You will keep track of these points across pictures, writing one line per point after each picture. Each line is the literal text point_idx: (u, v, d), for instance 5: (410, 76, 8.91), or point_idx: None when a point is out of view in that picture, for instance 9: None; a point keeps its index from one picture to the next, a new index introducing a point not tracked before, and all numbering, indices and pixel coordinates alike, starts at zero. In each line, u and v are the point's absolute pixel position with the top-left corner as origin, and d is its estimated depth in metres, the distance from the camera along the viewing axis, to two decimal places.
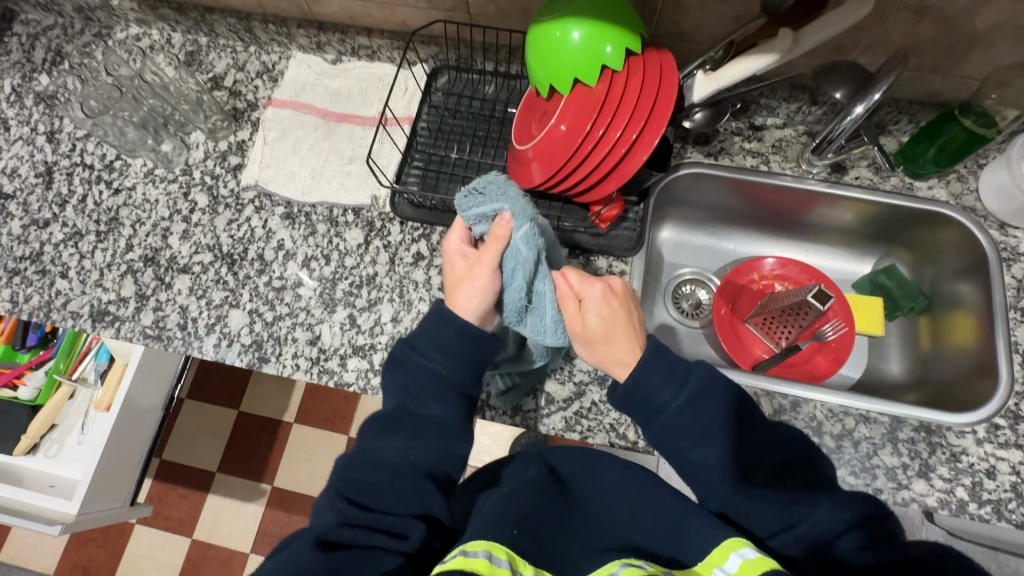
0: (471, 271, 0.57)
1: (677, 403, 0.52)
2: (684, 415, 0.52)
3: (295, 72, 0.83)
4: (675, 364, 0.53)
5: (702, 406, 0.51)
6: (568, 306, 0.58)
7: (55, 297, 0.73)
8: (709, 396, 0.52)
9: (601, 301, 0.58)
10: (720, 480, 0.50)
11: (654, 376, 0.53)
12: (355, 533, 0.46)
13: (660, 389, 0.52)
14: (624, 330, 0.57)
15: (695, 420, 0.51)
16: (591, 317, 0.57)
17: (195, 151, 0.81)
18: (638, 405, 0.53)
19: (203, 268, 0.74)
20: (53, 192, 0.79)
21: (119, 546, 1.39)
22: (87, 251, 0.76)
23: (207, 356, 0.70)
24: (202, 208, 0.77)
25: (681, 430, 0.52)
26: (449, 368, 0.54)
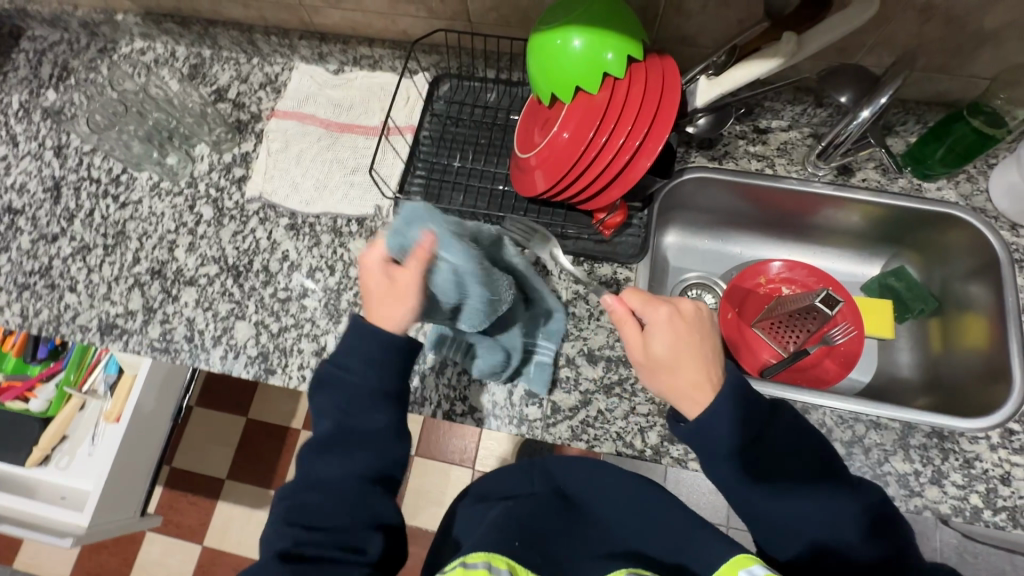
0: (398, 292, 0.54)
1: (742, 441, 0.50)
2: (747, 452, 0.50)
3: (298, 83, 0.83)
4: (738, 398, 0.51)
5: (763, 437, 0.50)
6: (627, 329, 0.56)
7: (63, 312, 0.74)
8: (768, 431, 0.51)
9: (667, 325, 0.55)
10: (760, 509, 0.50)
11: (722, 409, 0.50)
12: (317, 551, 0.49)
13: (725, 426, 0.50)
14: (698, 357, 0.53)
15: (757, 456, 0.50)
16: (660, 343, 0.54)
17: (200, 164, 0.81)
18: (702, 440, 0.50)
19: (209, 280, 0.74)
20: (61, 206, 0.80)
21: (131, 553, 1.41)
22: (95, 265, 0.76)
23: (213, 368, 0.70)
24: (207, 221, 0.78)
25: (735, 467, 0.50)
26: (381, 380, 0.54)
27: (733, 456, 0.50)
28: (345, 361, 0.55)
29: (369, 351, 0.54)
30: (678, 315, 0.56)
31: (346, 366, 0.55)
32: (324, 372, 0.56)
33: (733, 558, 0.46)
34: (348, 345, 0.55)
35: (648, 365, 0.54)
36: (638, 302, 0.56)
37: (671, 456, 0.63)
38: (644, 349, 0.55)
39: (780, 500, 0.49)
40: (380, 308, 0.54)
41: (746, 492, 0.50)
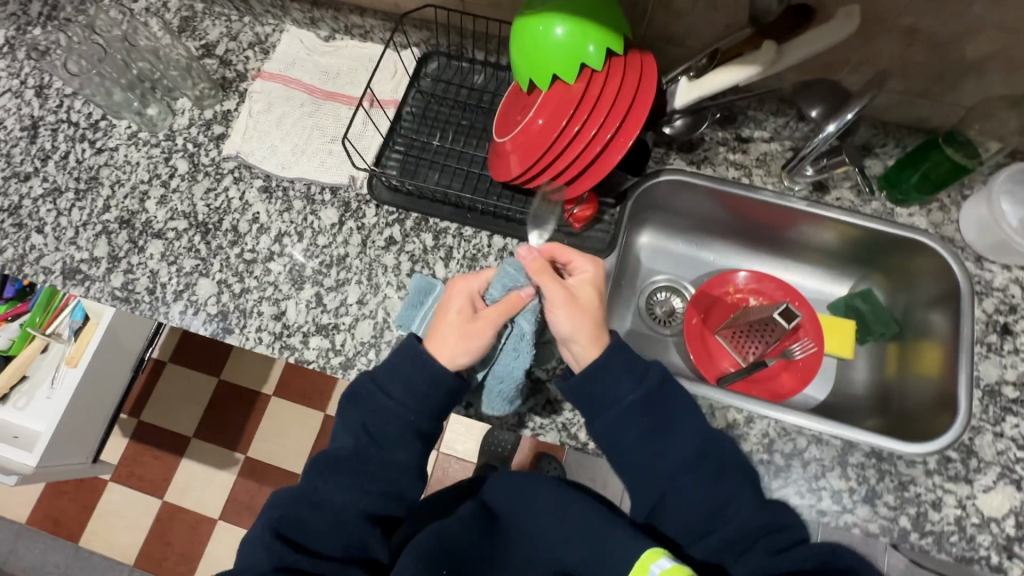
0: (473, 327, 0.58)
1: (631, 399, 0.55)
2: (634, 409, 0.55)
3: (287, 46, 0.83)
4: (632, 362, 0.57)
5: (655, 400, 0.56)
6: (545, 280, 0.60)
7: (28, 252, 0.74)
8: (660, 398, 0.56)
9: (590, 280, 0.61)
10: (669, 470, 0.54)
11: (616, 369, 0.56)
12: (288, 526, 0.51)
13: (612, 386, 0.56)
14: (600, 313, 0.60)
15: (646, 413, 0.55)
16: (584, 289, 0.61)
17: (180, 117, 0.81)
18: (590, 396, 0.56)
19: (176, 235, 0.74)
20: (36, 147, 0.80)
21: (90, 501, 1.42)
22: (65, 208, 0.76)
23: (172, 322, 0.70)
24: (181, 174, 0.77)
25: (636, 424, 0.55)
26: (415, 413, 0.57)
27: (621, 414, 0.55)
28: (390, 387, 0.57)
29: (417, 385, 0.57)
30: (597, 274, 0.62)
31: (389, 392, 0.57)
32: (355, 387, 0.59)
33: (646, 553, 0.49)
34: (391, 367, 0.58)
35: (572, 305, 0.59)
36: (568, 255, 0.62)
37: None
38: (570, 291, 0.60)
39: (664, 456, 0.54)
40: (448, 340, 0.58)
41: (635, 449, 0.55)
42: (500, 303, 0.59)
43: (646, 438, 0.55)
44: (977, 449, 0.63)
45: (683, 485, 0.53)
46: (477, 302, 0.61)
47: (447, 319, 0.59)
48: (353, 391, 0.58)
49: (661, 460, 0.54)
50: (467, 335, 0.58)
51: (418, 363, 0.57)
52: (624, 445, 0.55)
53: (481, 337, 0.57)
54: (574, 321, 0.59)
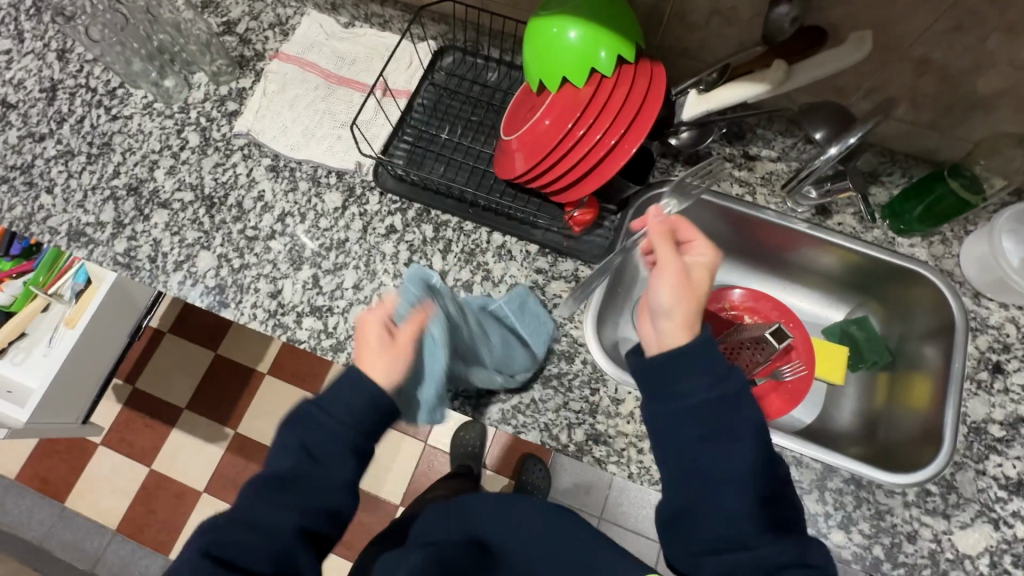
0: (394, 347, 0.55)
1: (702, 399, 0.52)
2: (698, 411, 0.52)
3: (306, 30, 0.84)
4: (720, 362, 0.53)
5: (729, 406, 0.52)
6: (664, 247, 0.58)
7: (35, 212, 0.75)
8: (738, 403, 0.52)
9: (701, 267, 0.59)
10: (715, 482, 0.52)
11: (697, 364, 0.53)
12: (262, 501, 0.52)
13: (688, 380, 0.53)
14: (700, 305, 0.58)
15: (712, 420, 0.52)
16: (696, 272, 0.59)
17: (196, 91, 0.82)
18: (661, 380, 0.53)
19: (182, 206, 0.75)
20: (53, 109, 0.81)
21: (79, 463, 1.43)
22: (76, 171, 0.77)
23: (170, 291, 0.71)
24: (191, 147, 0.78)
25: (693, 427, 0.52)
26: (356, 429, 0.54)
27: (687, 409, 0.53)
28: (330, 406, 0.54)
29: (355, 402, 0.53)
30: (708, 267, 0.59)
31: (329, 411, 0.54)
32: (296, 409, 0.55)
33: None
34: (334, 388, 0.54)
35: (683, 281, 0.57)
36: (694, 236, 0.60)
37: (592, 456, 0.64)
38: (685, 268, 0.58)
39: (717, 464, 0.52)
40: (378, 365, 0.55)
41: (690, 451, 0.52)
42: (411, 320, 0.57)
43: (709, 442, 0.52)
44: (958, 485, 0.63)
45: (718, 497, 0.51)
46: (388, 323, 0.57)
47: (364, 351, 0.56)
48: (293, 413, 0.55)
49: (712, 470, 0.52)
50: (388, 359, 0.55)
51: (354, 387, 0.54)
52: (680, 437, 0.53)
53: (397, 362, 0.55)
54: (676, 296, 0.56)
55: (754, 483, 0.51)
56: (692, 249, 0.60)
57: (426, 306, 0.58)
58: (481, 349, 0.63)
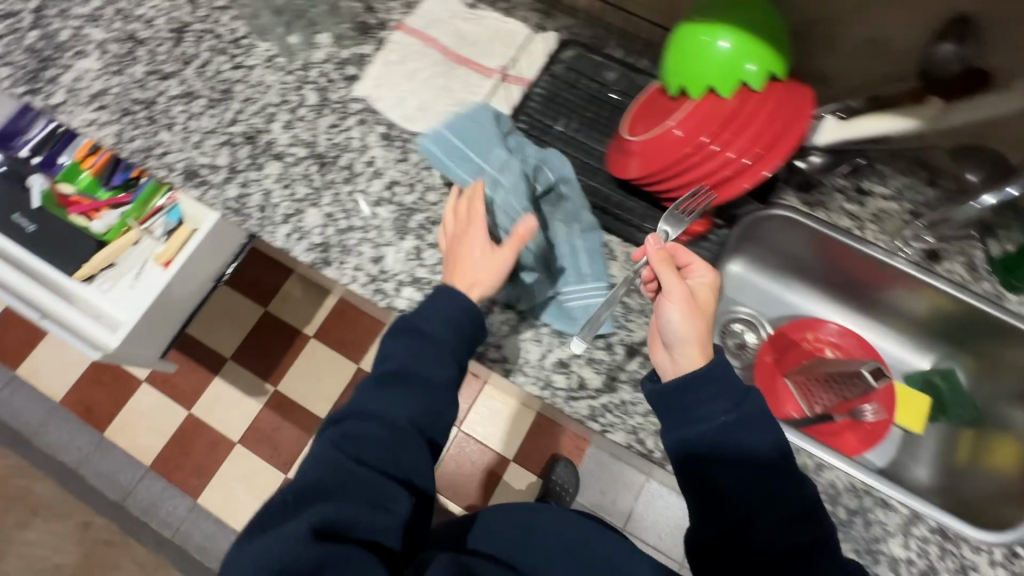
0: (492, 262, 0.61)
1: (723, 420, 0.55)
2: (722, 432, 0.55)
3: (432, 6, 0.85)
4: (734, 386, 0.56)
5: (746, 427, 0.55)
6: (666, 269, 0.60)
7: (152, 147, 0.77)
8: (755, 424, 0.55)
9: (704, 285, 0.61)
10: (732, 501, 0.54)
11: (713, 387, 0.56)
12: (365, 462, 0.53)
13: (709, 404, 0.55)
14: (709, 323, 0.60)
15: (731, 439, 0.54)
16: (701, 291, 0.61)
17: (317, 51, 0.83)
18: (675, 406, 0.56)
19: (295, 161, 0.76)
20: (179, 50, 0.83)
21: (123, 396, 1.47)
22: (196, 113, 0.79)
23: (276, 242, 0.73)
24: (309, 105, 0.80)
25: (711, 448, 0.55)
26: (441, 336, 0.58)
27: (712, 434, 0.55)
28: (426, 321, 0.59)
29: (449, 311, 0.59)
30: (710, 284, 0.62)
31: (423, 327, 0.59)
32: (398, 322, 0.61)
33: None
34: (431, 304, 0.60)
35: (688, 301, 0.59)
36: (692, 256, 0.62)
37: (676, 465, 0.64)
38: (690, 289, 0.60)
39: (737, 483, 0.54)
40: (462, 274, 0.62)
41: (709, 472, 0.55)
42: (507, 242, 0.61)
43: (747, 475, 0.54)
44: None
45: (764, 521, 0.53)
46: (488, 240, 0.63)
47: (467, 249, 0.62)
48: (394, 327, 0.60)
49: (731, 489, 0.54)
50: (486, 268, 0.61)
51: (450, 292, 0.60)
52: (706, 465, 0.55)
53: (500, 261, 0.61)
54: (687, 320, 0.59)
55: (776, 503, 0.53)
56: (687, 262, 0.62)
57: (523, 226, 0.60)
58: (564, 265, 0.69)
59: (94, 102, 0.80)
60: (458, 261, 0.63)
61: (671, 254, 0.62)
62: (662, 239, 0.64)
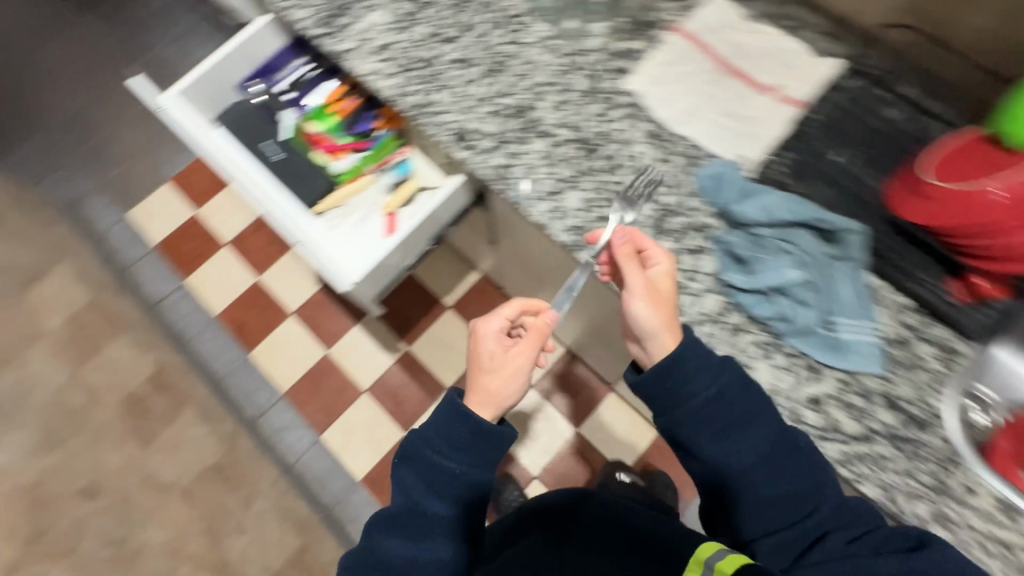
0: (508, 366, 0.70)
1: (707, 395, 0.61)
2: (712, 405, 0.61)
3: (711, 14, 0.84)
4: (712, 358, 0.61)
5: (728, 399, 0.61)
6: (630, 262, 0.65)
7: (428, 104, 0.81)
8: (740, 395, 0.61)
9: (665, 271, 0.66)
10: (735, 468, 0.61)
11: (694, 366, 0.61)
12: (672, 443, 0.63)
13: (692, 380, 0.61)
14: (674, 315, 0.64)
15: (727, 410, 0.61)
16: (663, 281, 0.65)
17: (592, 40, 0.84)
18: (666, 392, 0.62)
19: (561, 142, 0.78)
20: (460, 18, 0.87)
21: (272, 324, 1.57)
22: (471, 80, 0.82)
23: (535, 217, 0.74)
24: (579, 91, 0.81)
25: (706, 420, 0.61)
26: (458, 467, 0.67)
27: (695, 408, 0.61)
28: (439, 446, 0.67)
29: (460, 433, 0.67)
30: (670, 270, 0.66)
31: (435, 449, 0.68)
32: (406, 448, 0.70)
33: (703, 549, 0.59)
34: (438, 421, 0.68)
35: (653, 297, 0.64)
36: (652, 246, 0.67)
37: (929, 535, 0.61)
38: (651, 282, 0.64)
39: (741, 457, 0.60)
40: (476, 398, 0.69)
41: (736, 462, 0.61)
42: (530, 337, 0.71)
43: (748, 454, 0.60)
44: None
45: (762, 486, 0.60)
46: (503, 333, 0.72)
47: (486, 362, 0.71)
48: (405, 453, 0.69)
49: (736, 453, 0.61)
50: (506, 378, 0.70)
51: (457, 418, 0.67)
52: (700, 442, 0.61)
53: (513, 362, 0.70)
54: (652, 310, 0.63)
55: (788, 462, 0.60)
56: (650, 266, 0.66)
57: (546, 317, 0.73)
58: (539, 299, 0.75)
59: (379, 54, 0.84)
60: (475, 362, 0.72)
61: (632, 244, 0.67)
62: (622, 231, 0.69)
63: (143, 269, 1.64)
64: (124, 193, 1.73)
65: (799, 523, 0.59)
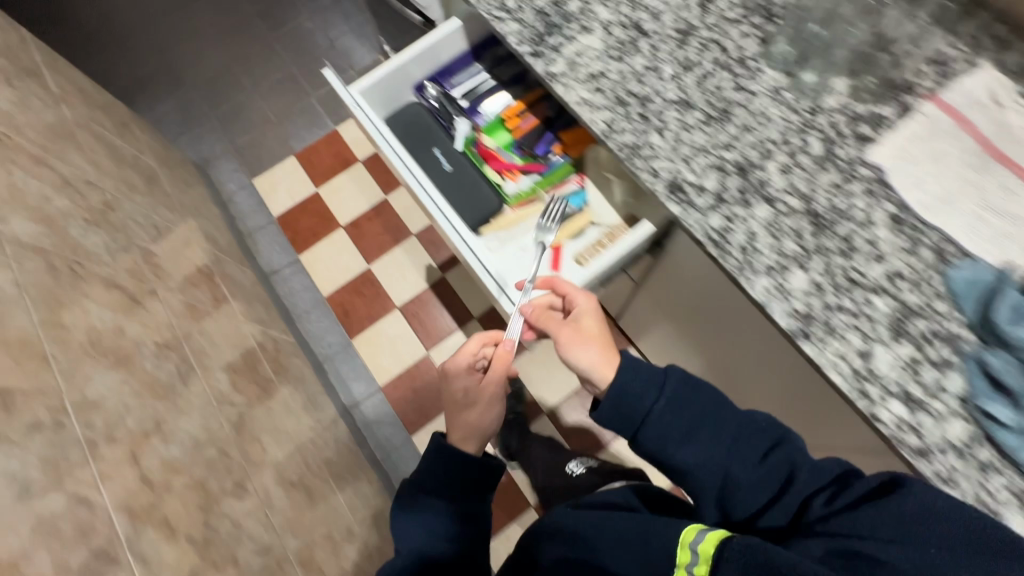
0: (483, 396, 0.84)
1: (657, 401, 0.65)
2: (668, 406, 0.65)
3: (975, 84, 0.73)
4: (653, 371, 0.67)
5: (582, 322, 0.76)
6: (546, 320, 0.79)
7: (641, 145, 0.75)
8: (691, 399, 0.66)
9: (586, 308, 0.77)
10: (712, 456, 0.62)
11: (633, 371, 0.67)
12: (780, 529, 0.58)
13: (640, 395, 0.66)
14: (590, 329, 0.76)
15: (686, 416, 0.65)
16: (587, 317, 0.77)
17: (829, 98, 0.75)
18: (625, 409, 0.66)
19: (787, 211, 0.70)
20: (680, 53, 0.79)
21: (376, 314, 1.57)
22: (690, 125, 0.75)
23: (752, 293, 0.67)
24: (812, 154, 0.72)
25: (669, 425, 0.64)
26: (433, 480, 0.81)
27: (653, 413, 0.65)
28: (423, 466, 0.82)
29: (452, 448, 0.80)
30: (594, 308, 0.77)
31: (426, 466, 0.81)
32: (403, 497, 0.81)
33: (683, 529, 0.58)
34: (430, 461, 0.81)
35: (572, 336, 0.75)
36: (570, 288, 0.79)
37: None
38: (574, 326, 0.76)
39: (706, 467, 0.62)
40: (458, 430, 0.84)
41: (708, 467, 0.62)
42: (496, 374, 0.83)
43: (682, 430, 0.64)
44: None
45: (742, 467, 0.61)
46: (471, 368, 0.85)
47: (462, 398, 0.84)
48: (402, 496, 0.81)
49: (705, 451, 0.63)
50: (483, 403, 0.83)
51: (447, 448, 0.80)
52: (669, 450, 0.64)
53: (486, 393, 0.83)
54: (585, 353, 0.73)
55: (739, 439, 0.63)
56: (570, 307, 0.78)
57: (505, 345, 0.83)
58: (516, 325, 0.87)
59: (591, 82, 0.78)
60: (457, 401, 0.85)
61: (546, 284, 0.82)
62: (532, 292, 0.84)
63: (262, 238, 1.67)
64: (251, 160, 1.77)
65: (781, 493, 0.59)
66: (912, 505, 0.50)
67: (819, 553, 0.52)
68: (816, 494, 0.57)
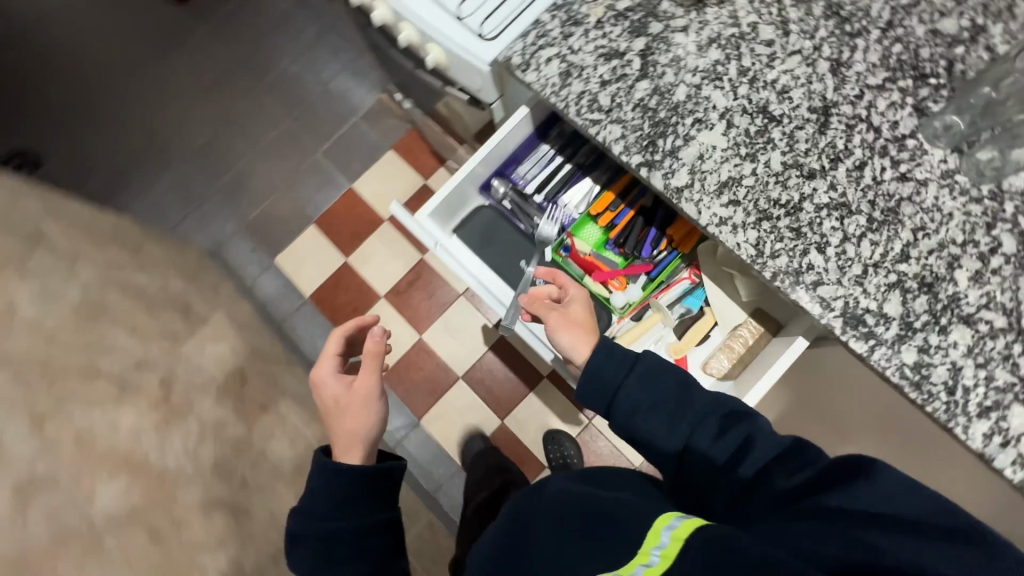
0: (357, 394, 0.78)
1: (619, 380, 0.66)
2: (642, 378, 0.65)
3: None
4: (622, 354, 0.68)
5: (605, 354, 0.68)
6: (540, 303, 0.77)
7: (803, 270, 0.64)
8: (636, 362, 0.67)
9: (577, 299, 0.76)
10: (658, 418, 0.64)
11: (604, 359, 0.67)
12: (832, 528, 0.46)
13: (606, 372, 0.66)
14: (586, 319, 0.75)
15: (609, 363, 0.68)
16: (579, 306, 0.76)
17: (1014, 176, 0.63)
18: (593, 381, 0.67)
19: (990, 332, 0.60)
20: (822, 140, 0.67)
21: (440, 389, 1.48)
22: (854, 235, 0.64)
23: (967, 441, 0.58)
24: (1006, 254, 0.62)
25: (640, 401, 0.64)
26: (345, 521, 0.70)
27: (630, 398, 0.65)
28: (319, 510, 0.70)
29: (331, 497, 0.70)
30: (581, 296, 0.77)
31: (339, 514, 0.70)
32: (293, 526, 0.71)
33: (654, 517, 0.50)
34: (310, 499, 0.71)
35: (562, 321, 0.73)
36: (559, 276, 0.79)
37: None
38: (563, 310, 0.75)
39: (641, 421, 0.64)
40: (343, 452, 0.76)
41: (622, 389, 0.66)
42: (366, 357, 0.78)
43: (608, 396, 0.67)
44: None
45: (698, 441, 0.61)
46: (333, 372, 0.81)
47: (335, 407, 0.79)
48: (293, 536, 0.70)
49: (670, 426, 0.63)
50: (360, 404, 0.77)
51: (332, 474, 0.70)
52: (633, 424, 0.64)
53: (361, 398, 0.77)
54: (570, 335, 0.73)
55: (688, 410, 0.63)
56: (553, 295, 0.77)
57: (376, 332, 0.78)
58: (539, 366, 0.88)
59: (724, 194, 0.66)
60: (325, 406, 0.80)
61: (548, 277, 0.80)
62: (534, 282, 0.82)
63: (301, 323, 1.56)
64: (269, 237, 1.62)
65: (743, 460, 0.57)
66: (924, 498, 0.46)
67: (823, 557, 0.43)
68: (776, 469, 0.55)
